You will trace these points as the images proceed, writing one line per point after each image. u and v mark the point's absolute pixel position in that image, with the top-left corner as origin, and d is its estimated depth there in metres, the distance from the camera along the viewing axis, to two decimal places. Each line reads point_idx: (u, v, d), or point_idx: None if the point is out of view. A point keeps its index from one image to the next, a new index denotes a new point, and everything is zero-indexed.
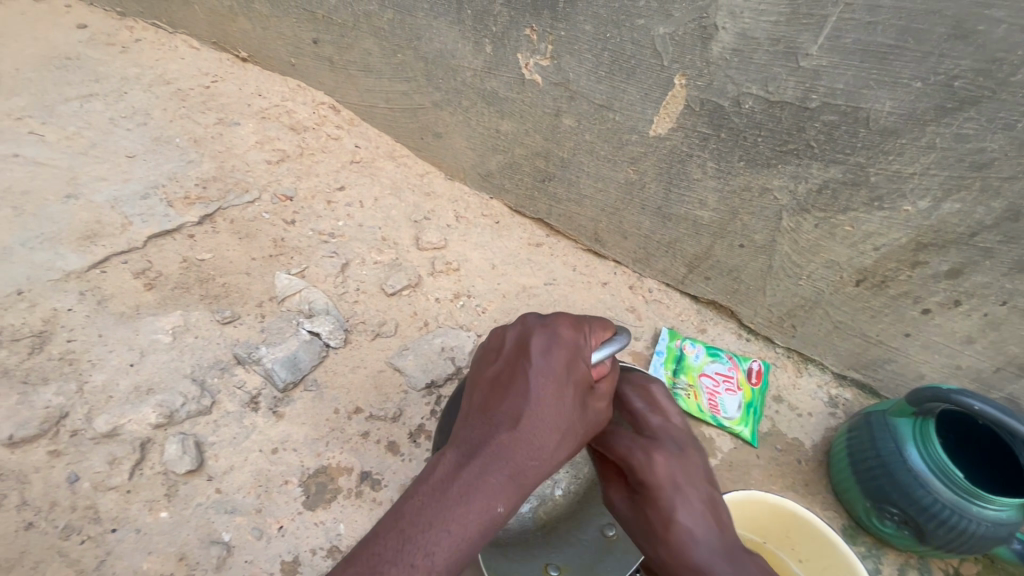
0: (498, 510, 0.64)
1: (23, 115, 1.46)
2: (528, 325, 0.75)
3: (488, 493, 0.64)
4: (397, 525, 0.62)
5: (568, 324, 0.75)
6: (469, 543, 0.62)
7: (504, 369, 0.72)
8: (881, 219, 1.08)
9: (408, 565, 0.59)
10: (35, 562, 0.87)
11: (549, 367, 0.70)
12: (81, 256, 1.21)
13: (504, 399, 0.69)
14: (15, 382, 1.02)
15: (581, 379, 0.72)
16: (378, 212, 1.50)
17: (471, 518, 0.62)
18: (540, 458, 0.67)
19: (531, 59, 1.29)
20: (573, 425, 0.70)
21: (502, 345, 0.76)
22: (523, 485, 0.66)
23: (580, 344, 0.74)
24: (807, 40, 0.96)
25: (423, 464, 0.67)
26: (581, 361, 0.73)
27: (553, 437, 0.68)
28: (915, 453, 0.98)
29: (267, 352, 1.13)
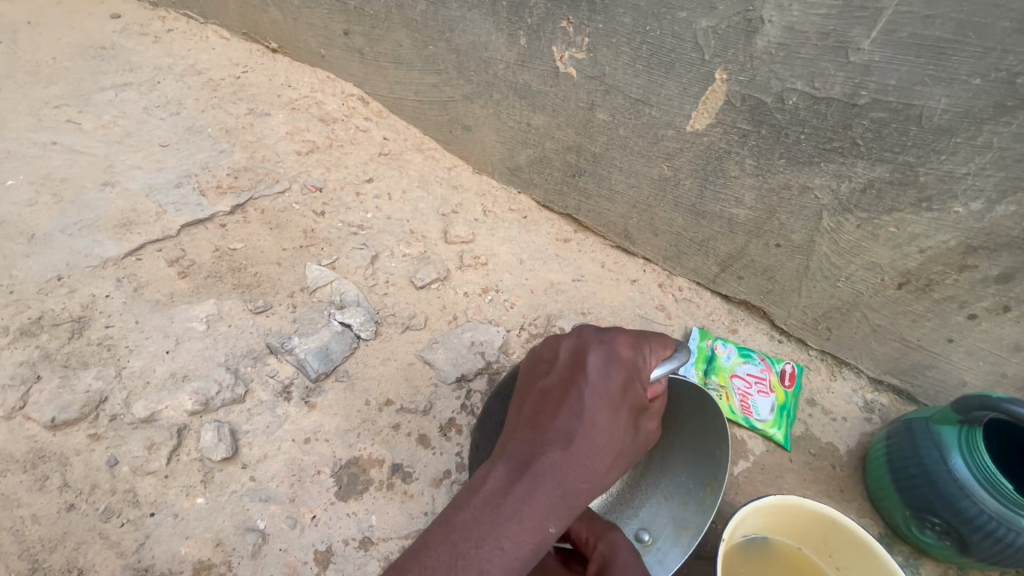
0: (549, 530, 0.64)
1: (60, 104, 1.48)
2: (584, 340, 0.77)
3: (541, 511, 0.64)
4: (450, 538, 0.61)
5: (627, 344, 0.77)
6: (521, 562, 0.62)
7: (557, 383, 0.73)
8: (929, 221, 1.05)
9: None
10: (77, 543, 0.89)
11: (604, 386, 0.72)
12: (118, 243, 1.23)
13: (559, 415, 0.69)
14: (56, 366, 1.04)
15: (635, 401, 0.74)
16: (406, 205, 1.50)
17: (525, 536, 0.62)
18: (591, 479, 0.68)
19: (566, 52, 1.27)
20: (623, 447, 0.72)
21: (556, 358, 0.77)
22: (573, 505, 0.66)
23: (638, 364, 0.76)
24: (860, 34, 0.93)
25: (472, 476, 0.67)
26: (637, 382, 0.75)
27: (605, 459, 0.69)
28: (960, 462, 0.96)
29: (300, 342, 1.14)
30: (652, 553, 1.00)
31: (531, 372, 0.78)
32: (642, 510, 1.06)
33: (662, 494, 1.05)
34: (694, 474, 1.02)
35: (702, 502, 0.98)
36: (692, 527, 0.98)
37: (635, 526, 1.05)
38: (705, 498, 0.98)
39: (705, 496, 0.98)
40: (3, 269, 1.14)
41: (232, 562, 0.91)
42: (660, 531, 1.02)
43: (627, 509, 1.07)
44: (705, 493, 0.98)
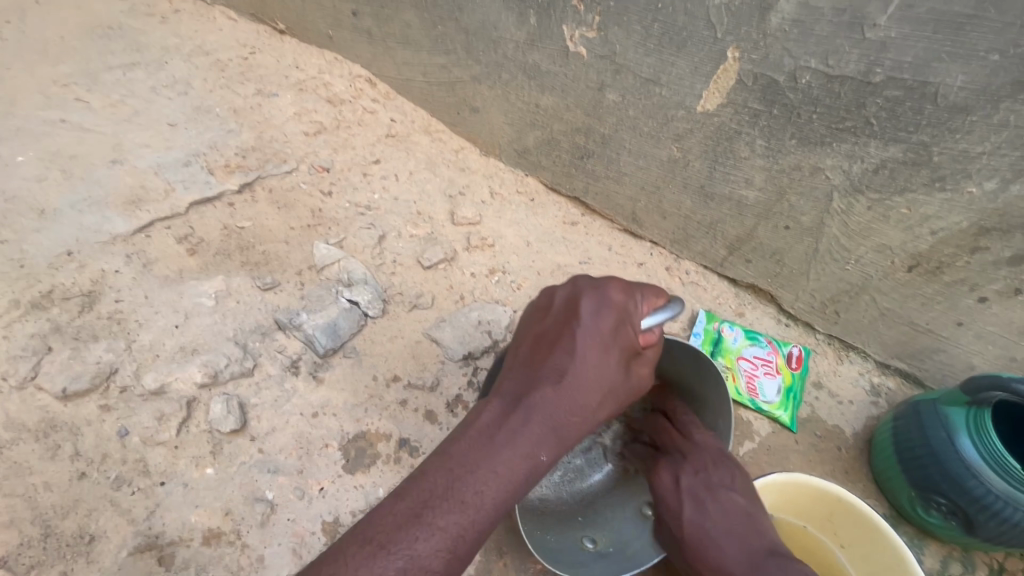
0: (540, 458, 0.69)
1: (69, 81, 1.47)
2: (578, 287, 0.79)
3: (532, 441, 0.68)
4: (447, 463, 0.65)
5: (619, 290, 0.78)
6: (514, 485, 0.67)
7: (552, 328, 0.77)
8: (942, 201, 1.04)
9: (459, 502, 0.63)
10: (89, 510, 0.90)
11: (595, 329, 0.75)
12: (126, 220, 1.23)
13: (551, 355, 0.73)
14: (67, 338, 1.05)
15: (625, 344, 0.77)
16: (413, 186, 1.49)
17: (516, 461, 0.67)
18: (580, 414, 0.72)
19: (576, 31, 1.26)
20: (613, 387, 0.75)
21: (550, 304, 0.80)
22: (563, 436, 0.71)
23: (629, 310, 0.78)
24: (876, 9, 0.92)
25: (469, 411, 0.71)
26: (628, 325, 0.77)
27: (593, 397, 0.74)
28: (968, 442, 0.96)
29: (308, 318, 1.15)
30: None
31: (527, 319, 0.81)
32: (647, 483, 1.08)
33: None
34: None
35: None
36: None
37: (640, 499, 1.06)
38: None
39: None
40: (13, 242, 1.14)
41: (241, 531, 0.93)
42: None
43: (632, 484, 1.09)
44: None
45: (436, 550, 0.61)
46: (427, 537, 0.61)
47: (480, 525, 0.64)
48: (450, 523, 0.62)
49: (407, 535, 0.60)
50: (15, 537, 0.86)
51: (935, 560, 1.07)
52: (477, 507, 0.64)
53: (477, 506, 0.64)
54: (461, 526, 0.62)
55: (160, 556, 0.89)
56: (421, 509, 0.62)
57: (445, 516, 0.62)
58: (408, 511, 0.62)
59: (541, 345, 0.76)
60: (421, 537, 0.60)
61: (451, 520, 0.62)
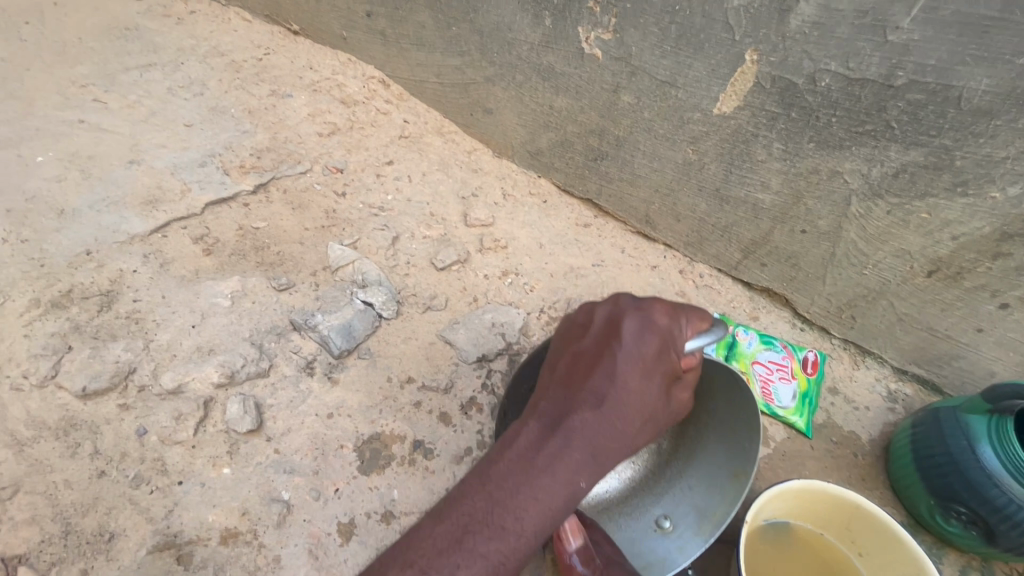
0: (581, 484, 0.67)
1: (87, 82, 1.48)
2: (620, 306, 0.77)
3: (573, 467, 0.66)
4: (487, 487, 0.65)
5: (663, 311, 0.76)
6: (554, 513, 0.65)
7: (591, 348, 0.75)
8: (963, 206, 1.03)
9: (499, 528, 0.62)
10: (108, 508, 0.91)
11: (637, 352, 0.73)
12: (144, 220, 1.24)
13: (591, 377, 0.71)
14: (86, 337, 1.06)
15: (668, 367, 0.74)
16: (426, 187, 1.50)
17: (557, 488, 0.65)
18: (622, 440, 0.70)
19: (592, 33, 1.26)
20: (655, 411, 0.73)
21: (590, 323, 0.78)
22: (604, 464, 0.69)
23: (673, 332, 0.75)
24: (899, 12, 0.91)
25: (507, 432, 0.70)
26: (671, 350, 0.75)
27: (636, 422, 0.71)
28: (989, 451, 0.95)
29: (323, 319, 1.15)
30: (672, 539, 0.98)
31: (566, 337, 0.79)
32: (664, 497, 1.03)
33: (686, 482, 1.02)
34: (721, 463, 0.99)
35: (727, 491, 0.96)
36: (714, 516, 0.96)
37: (655, 512, 1.02)
38: (730, 488, 0.95)
39: (729, 485, 0.96)
40: (34, 242, 1.15)
41: (258, 531, 0.93)
42: (681, 518, 1.00)
43: (649, 495, 1.05)
44: (730, 482, 0.96)
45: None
46: (467, 564, 0.61)
47: (520, 554, 0.63)
48: (492, 551, 0.61)
49: (448, 561, 0.61)
50: (36, 534, 0.87)
51: (955, 570, 1.06)
52: (518, 534, 0.63)
53: (518, 533, 0.63)
54: (502, 554, 0.62)
55: (178, 555, 0.89)
56: (461, 534, 0.62)
57: (485, 542, 0.62)
58: (447, 535, 0.62)
59: (581, 366, 0.74)
60: (463, 564, 0.60)
61: (492, 547, 0.61)
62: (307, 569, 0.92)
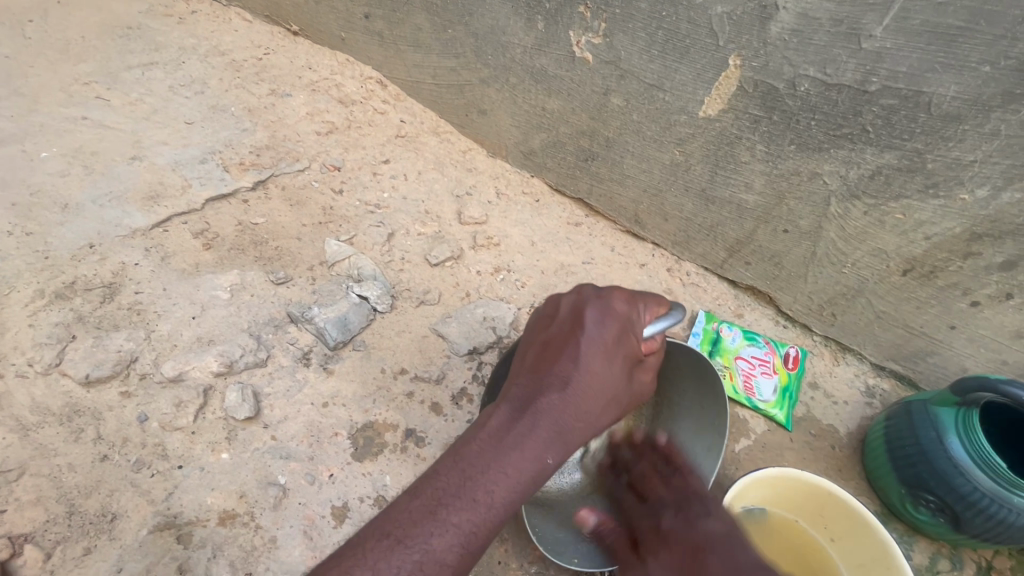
0: (547, 461, 0.70)
1: (89, 80, 1.51)
2: (583, 296, 0.81)
3: (540, 444, 0.70)
4: (459, 464, 0.68)
5: (622, 299, 0.81)
6: (523, 487, 0.68)
7: (558, 335, 0.78)
8: (935, 207, 1.07)
9: (471, 501, 0.66)
10: (111, 490, 0.94)
11: (600, 337, 0.76)
12: (146, 215, 1.28)
13: (556, 360, 0.75)
14: (89, 327, 1.09)
15: (630, 350, 0.78)
16: (421, 185, 1.53)
17: (525, 464, 0.69)
18: (587, 420, 0.74)
19: (583, 37, 1.30)
20: (618, 392, 0.77)
21: (556, 312, 0.82)
22: (569, 441, 0.72)
23: (632, 318, 0.80)
24: (872, 21, 0.95)
25: (478, 415, 0.73)
26: (631, 333, 0.79)
27: (599, 403, 0.75)
28: (956, 442, 0.99)
29: (320, 312, 1.19)
30: None
31: (535, 327, 0.83)
32: None
33: None
34: (696, 442, 1.05)
35: (703, 472, 1.00)
36: None
37: None
38: (705, 464, 1.01)
39: (705, 466, 1.01)
40: (39, 235, 1.19)
41: (255, 513, 0.97)
42: None
43: None
44: (706, 459, 1.02)
45: (450, 546, 0.63)
46: (441, 534, 0.64)
47: (492, 524, 0.66)
48: (463, 521, 0.65)
49: (423, 530, 0.64)
50: (41, 514, 0.90)
51: (924, 557, 1.10)
52: (489, 505, 0.66)
53: (489, 505, 0.66)
54: (474, 524, 0.65)
55: (178, 535, 0.93)
56: (435, 506, 0.65)
57: (457, 514, 0.65)
58: (422, 508, 0.65)
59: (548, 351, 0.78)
60: (436, 534, 0.64)
61: (464, 518, 0.65)
62: (303, 549, 0.96)
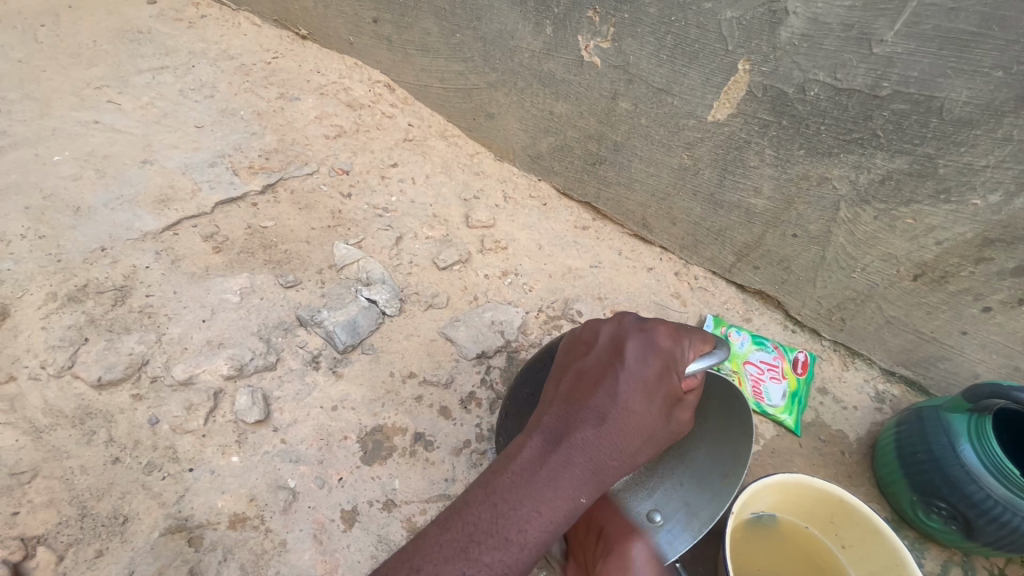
0: (581, 501, 0.68)
1: (101, 84, 1.53)
2: (623, 326, 0.80)
3: (574, 482, 0.68)
4: (490, 498, 0.66)
5: (665, 333, 0.79)
6: (556, 527, 0.66)
7: (594, 365, 0.76)
8: (947, 213, 1.06)
9: (503, 539, 0.64)
10: (122, 492, 0.95)
11: (639, 371, 0.74)
12: (156, 218, 1.29)
13: (593, 393, 0.73)
14: (101, 330, 1.10)
15: (669, 388, 0.76)
16: (429, 189, 1.54)
17: (558, 502, 0.66)
18: (622, 459, 0.71)
19: (591, 41, 1.30)
20: (655, 431, 0.74)
21: (594, 341, 0.80)
22: (605, 481, 0.69)
23: (673, 353, 0.78)
24: (883, 26, 0.95)
25: (510, 445, 0.72)
26: (672, 370, 0.77)
27: (636, 442, 0.72)
28: (969, 450, 0.98)
29: (329, 316, 1.19)
30: (663, 535, 1.01)
31: (570, 354, 0.82)
32: (657, 491, 1.05)
33: (677, 479, 1.05)
34: (714, 465, 1.01)
35: (717, 494, 0.98)
36: (703, 514, 0.99)
37: (648, 505, 1.05)
38: (720, 490, 0.98)
39: (720, 487, 0.98)
40: (51, 238, 1.20)
41: (265, 516, 0.97)
42: (672, 515, 1.02)
43: (641, 489, 1.07)
44: (722, 485, 0.98)
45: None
46: (472, 573, 0.62)
47: (523, 565, 0.64)
48: (495, 560, 0.63)
49: (454, 568, 0.62)
50: (54, 516, 0.91)
51: (936, 564, 1.10)
52: (522, 545, 0.64)
53: (521, 545, 0.64)
54: (504, 563, 0.63)
55: (189, 538, 0.93)
56: (466, 543, 0.63)
57: (489, 552, 0.63)
58: (453, 544, 0.64)
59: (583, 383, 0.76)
60: (468, 572, 0.62)
61: (495, 557, 0.63)
62: (313, 552, 0.96)
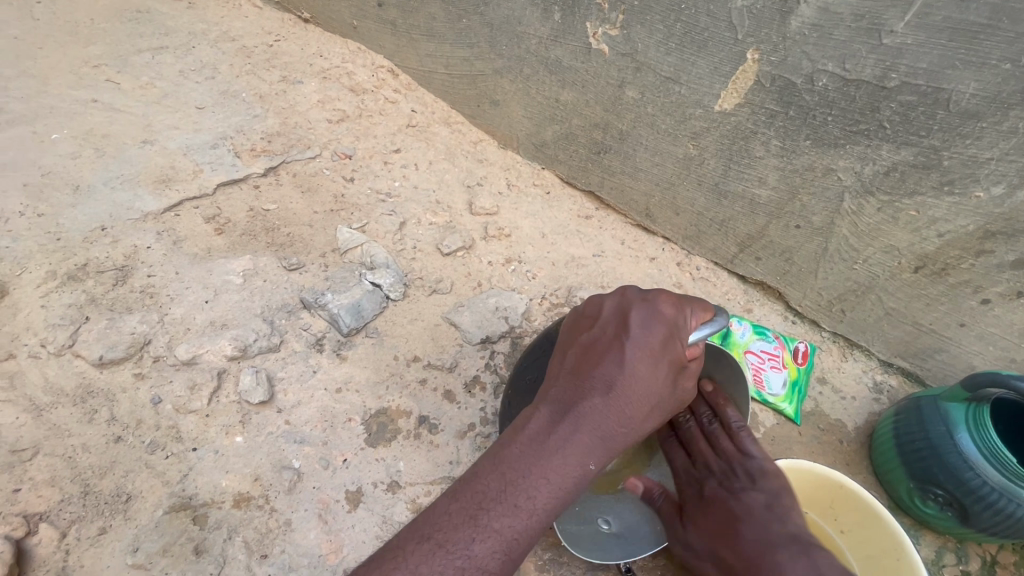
0: (589, 467, 0.69)
1: (99, 63, 1.50)
2: (627, 298, 0.79)
3: (581, 450, 0.68)
4: (499, 468, 0.66)
5: (669, 302, 0.78)
6: (564, 493, 0.67)
7: (599, 338, 0.76)
8: (949, 205, 1.08)
9: (512, 506, 0.64)
10: (125, 471, 0.95)
11: (645, 342, 0.74)
12: (157, 199, 1.27)
13: (598, 365, 0.73)
14: (102, 309, 1.09)
15: (675, 356, 0.75)
16: (432, 175, 1.53)
17: (567, 470, 0.67)
18: (629, 427, 0.71)
19: (599, 28, 1.29)
20: (660, 400, 0.74)
21: (599, 313, 0.79)
22: (610, 447, 0.70)
23: (679, 323, 0.77)
24: (894, 16, 0.96)
25: (517, 417, 0.72)
26: (678, 339, 0.76)
27: (641, 410, 0.72)
28: (966, 437, 1.00)
29: (333, 298, 1.19)
30: None
31: (574, 328, 0.81)
32: None
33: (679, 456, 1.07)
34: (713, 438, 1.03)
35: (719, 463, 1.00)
36: None
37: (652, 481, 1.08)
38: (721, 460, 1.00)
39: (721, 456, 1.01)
40: (50, 217, 1.18)
41: (270, 496, 0.97)
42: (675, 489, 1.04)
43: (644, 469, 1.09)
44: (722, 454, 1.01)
45: (492, 551, 0.62)
46: (481, 539, 0.62)
47: (532, 530, 0.64)
48: (505, 527, 0.63)
49: (463, 536, 0.62)
50: (56, 493, 0.90)
51: (931, 550, 1.12)
52: (530, 512, 0.64)
53: (530, 511, 0.64)
54: (515, 530, 0.63)
55: (193, 516, 0.93)
56: (476, 511, 0.64)
57: (498, 519, 0.63)
58: (462, 512, 0.64)
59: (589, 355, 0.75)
60: (478, 539, 0.62)
61: (505, 524, 0.63)
62: (318, 532, 0.96)
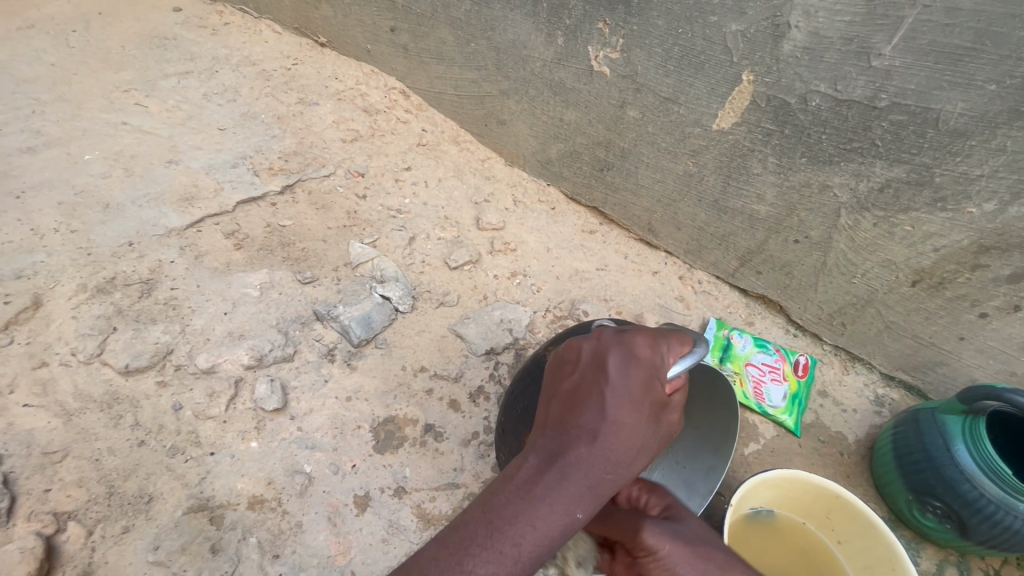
0: (579, 515, 0.64)
1: (129, 88, 1.60)
2: (603, 341, 0.77)
3: (570, 498, 0.63)
4: (486, 516, 0.62)
5: (645, 342, 0.77)
6: (552, 542, 0.62)
7: (581, 382, 0.73)
8: (943, 220, 1.10)
9: (499, 553, 0.59)
10: (147, 473, 1.00)
11: (625, 385, 0.72)
12: (180, 215, 1.34)
13: (582, 409, 0.70)
14: (129, 320, 1.15)
15: (657, 397, 0.73)
16: (441, 192, 1.59)
17: (555, 517, 0.62)
18: (619, 472, 0.67)
19: (600, 52, 1.35)
20: (648, 440, 0.71)
21: (578, 358, 0.78)
22: (602, 495, 0.65)
23: (656, 362, 0.76)
24: (881, 40, 0.99)
25: (504, 466, 0.68)
26: (658, 379, 0.74)
27: (631, 453, 0.68)
28: (963, 450, 1.01)
29: (344, 310, 1.24)
30: None
31: (556, 375, 0.79)
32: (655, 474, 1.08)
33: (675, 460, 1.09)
34: (707, 443, 1.07)
35: (715, 466, 1.03)
36: (701, 489, 1.03)
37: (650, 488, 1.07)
38: (716, 465, 1.03)
39: (716, 461, 1.04)
40: (82, 233, 1.26)
41: (282, 499, 1.02)
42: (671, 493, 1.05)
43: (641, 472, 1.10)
44: (716, 459, 1.04)
45: None
46: None
47: None
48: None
49: None
50: (83, 494, 0.96)
51: (932, 564, 1.12)
52: (517, 559, 0.59)
53: (517, 559, 0.59)
54: None
55: (210, 517, 0.98)
56: (461, 558, 0.58)
57: (483, 566, 0.58)
58: (447, 559, 0.58)
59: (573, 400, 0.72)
60: None
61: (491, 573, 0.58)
62: (326, 534, 1.00)
